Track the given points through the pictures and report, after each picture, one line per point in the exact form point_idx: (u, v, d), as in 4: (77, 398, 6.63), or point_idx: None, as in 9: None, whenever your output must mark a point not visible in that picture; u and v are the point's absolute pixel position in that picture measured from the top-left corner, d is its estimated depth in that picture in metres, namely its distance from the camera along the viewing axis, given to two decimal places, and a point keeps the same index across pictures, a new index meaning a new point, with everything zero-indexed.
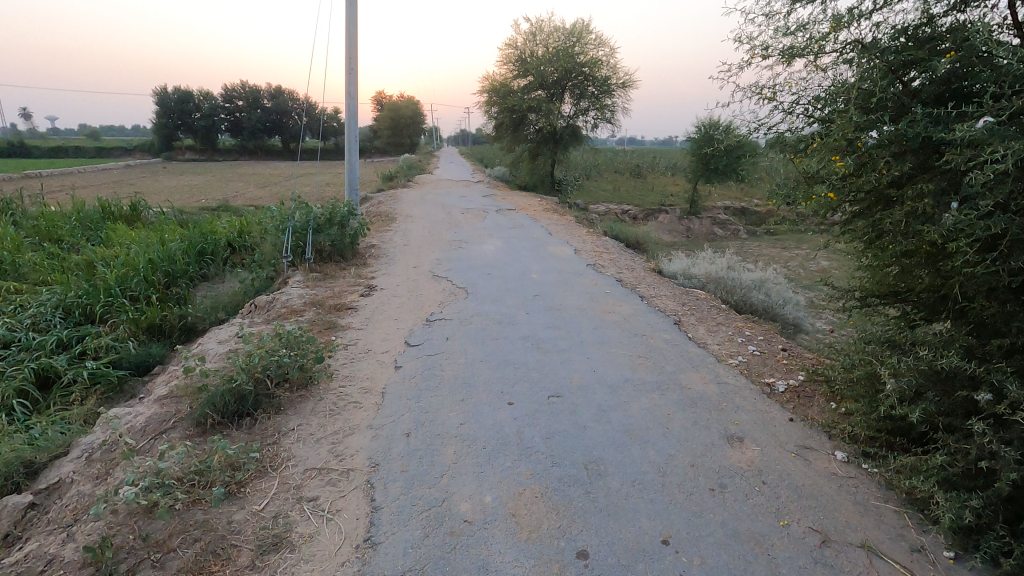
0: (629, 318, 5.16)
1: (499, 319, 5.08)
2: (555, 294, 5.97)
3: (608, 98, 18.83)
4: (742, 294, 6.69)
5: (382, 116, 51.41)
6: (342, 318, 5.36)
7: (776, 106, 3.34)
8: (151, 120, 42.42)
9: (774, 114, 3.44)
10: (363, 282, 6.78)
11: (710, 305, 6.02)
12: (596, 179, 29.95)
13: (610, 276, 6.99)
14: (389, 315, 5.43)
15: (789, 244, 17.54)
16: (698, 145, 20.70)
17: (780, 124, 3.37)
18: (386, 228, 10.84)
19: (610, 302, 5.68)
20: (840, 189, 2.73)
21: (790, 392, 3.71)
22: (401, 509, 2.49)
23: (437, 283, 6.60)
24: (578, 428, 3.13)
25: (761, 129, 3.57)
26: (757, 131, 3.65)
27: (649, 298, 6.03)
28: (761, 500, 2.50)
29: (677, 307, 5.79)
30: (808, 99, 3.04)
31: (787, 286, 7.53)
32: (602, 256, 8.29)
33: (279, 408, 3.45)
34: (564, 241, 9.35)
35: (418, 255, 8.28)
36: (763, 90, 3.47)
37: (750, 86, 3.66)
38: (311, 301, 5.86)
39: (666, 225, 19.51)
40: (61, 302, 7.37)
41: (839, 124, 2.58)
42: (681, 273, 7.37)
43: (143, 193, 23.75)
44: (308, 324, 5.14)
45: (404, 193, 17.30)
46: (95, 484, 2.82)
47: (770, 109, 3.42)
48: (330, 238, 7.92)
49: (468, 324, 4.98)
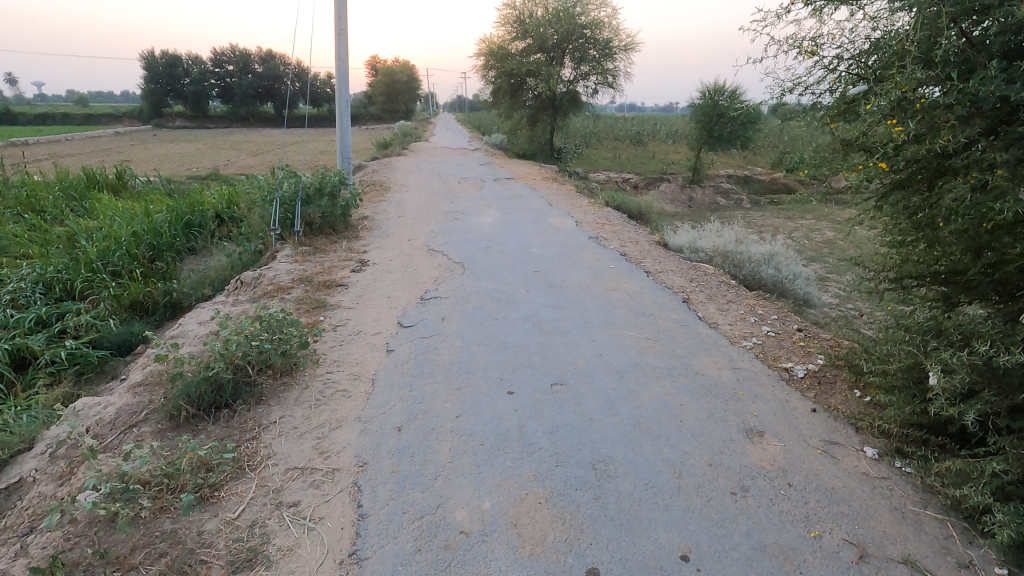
0: (636, 296, 4.89)
1: (498, 297, 4.80)
2: (556, 269, 5.67)
3: (610, 62, 18.21)
4: (752, 269, 6.42)
5: (376, 81, 50.06)
6: (333, 296, 5.07)
7: (817, 63, 2.98)
8: (140, 85, 41.45)
9: (813, 72, 3.08)
10: (354, 257, 6.48)
11: (719, 281, 5.75)
12: (596, 148, 29.29)
13: (614, 250, 6.70)
14: (381, 293, 5.14)
15: (792, 216, 17.19)
16: (701, 112, 20.13)
17: (819, 84, 3.02)
18: (379, 198, 10.49)
19: (614, 278, 5.39)
20: (892, 159, 2.43)
21: (810, 378, 3.49)
22: (391, 517, 2.25)
23: (432, 257, 6.29)
24: (584, 422, 2.88)
25: (797, 89, 3.21)
26: (792, 91, 3.28)
27: (655, 273, 5.75)
28: (788, 506, 2.26)
29: (685, 283, 5.52)
30: (856, 55, 2.70)
31: (796, 260, 7.26)
32: (605, 228, 7.98)
33: (261, 398, 3.20)
34: (565, 212, 9.02)
35: (413, 227, 7.94)
36: (801, 44, 3.09)
37: (786, 39, 3.26)
38: (300, 278, 5.55)
39: (668, 194, 19.10)
40: (40, 277, 7.05)
41: (892, 83, 2.27)
42: (686, 246, 7.10)
43: (132, 162, 23.17)
44: (296, 303, 4.85)
45: (400, 161, 16.84)
46: (57, 484, 2.58)
47: (810, 66, 3.06)
48: (320, 209, 7.53)
49: (465, 302, 4.71)
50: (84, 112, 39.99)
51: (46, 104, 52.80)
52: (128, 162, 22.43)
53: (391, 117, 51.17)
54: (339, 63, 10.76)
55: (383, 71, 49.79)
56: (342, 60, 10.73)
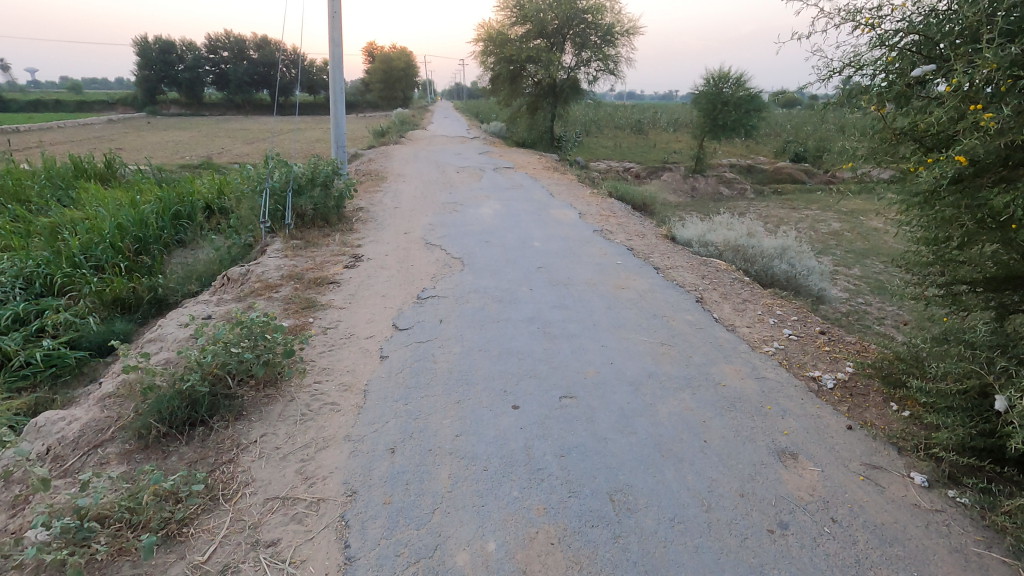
0: (646, 295, 4.59)
1: (500, 296, 4.52)
2: (561, 265, 5.37)
3: (612, 48, 17.76)
4: (764, 264, 6.17)
5: (373, 67, 49.31)
6: (323, 295, 4.77)
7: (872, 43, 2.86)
8: (134, 72, 40.80)
9: (868, 53, 2.93)
10: (348, 251, 6.17)
11: (732, 277, 5.46)
12: (596, 136, 28.85)
13: (620, 244, 6.40)
14: (375, 291, 4.85)
15: (797, 206, 16.89)
16: (705, 99, 19.71)
17: (873, 67, 2.89)
18: (375, 188, 10.14)
19: (623, 275, 5.10)
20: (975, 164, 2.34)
21: (841, 388, 3.21)
22: (383, 560, 1.97)
23: (430, 252, 5.99)
24: (598, 442, 2.60)
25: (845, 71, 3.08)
26: (835, 75, 3.15)
27: (665, 270, 5.46)
28: (834, 548, 1.99)
29: (697, 280, 5.23)
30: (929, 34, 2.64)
31: (809, 253, 6.96)
32: (609, 220, 7.68)
33: (241, 413, 2.91)
34: (567, 203, 8.71)
35: (410, 219, 7.63)
36: (857, 19, 2.93)
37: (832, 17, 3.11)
38: (289, 274, 5.25)
39: (671, 183, 18.75)
40: (19, 272, 6.73)
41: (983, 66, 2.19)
42: (695, 240, 6.79)
43: (124, 150, 22.70)
44: (284, 303, 4.55)
45: (397, 150, 16.45)
46: (7, 516, 2.29)
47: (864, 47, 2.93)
48: (312, 201, 7.18)
49: (465, 302, 4.41)
50: (76, 99, 39.38)
51: (38, 91, 51.96)
52: (120, 151, 21.95)
53: (388, 105, 50.50)
54: (333, 48, 10.36)
55: (380, 57, 49.03)
56: (336, 45, 10.32)
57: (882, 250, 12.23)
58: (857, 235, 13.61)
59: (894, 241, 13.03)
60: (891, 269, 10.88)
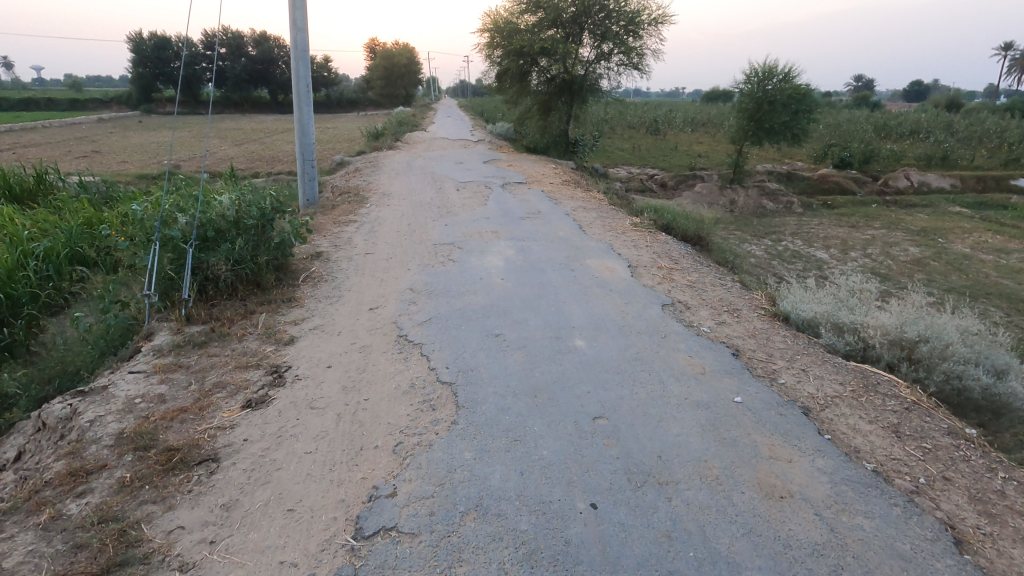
0: (845, 532, 2.15)
1: (534, 540, 2.09)
2: (636, 411, 2.94)
3: (635, 39, 15.27)
4: (948, 371, 3.80)
5: (374, 64, 47.01)
6: (165, 511, 2.33)
7: None
8: (129, 68, 38.76)
9: None
10: (266, 354, 3.75)
11: (942, 426, 3.02)
12: (613, 137, 26.51)
13: (713, 339, 3.95)
14: (279, 498, 2.41)
15: (857, 224, 14.42)
16: (747, 98, 17.24)
17: None
18: (347, 217, 7.76)
19: (763, 448, 2.65)
20: None
21: None
22: None
23: (402, 364, 3.55)
24: None
25: None
26: None
27: (823, 416, 3.01)
28: None
29: (895, 446, 2.78)
30: None
31: (992, 337, 4.48)
32: (674, 279, 5.28)
33: None
34: (605, 245, 6.32)
35: (383, 279, 5.21)
36: None
37: None
38: (134, 432, 2.83)
39: (705, 195, 16.29)
40: None
41: None
42: (822, 322, 4.34)
43: (95, 154, 20.44)
44: (68, 550, 2.13)
45: (390, 157, 14.10)
46: None
47: None
48: (231, 256, 4.70)
49: (454, 569, 1.98)
50: (69, 97, 37.31)
51: (39, 88, 50.23)
52: (90, 156, 19.73)
53: (391, 103, 48.26)
54: (295, 33, 7.89)
55: (381, 54, 46.87)
56: (299, 29, 7.87)
57: (989, 288, 9.72)
58: (948, 265, 11.10)
59: (998, 275, 10.53)
60: (1017, 318, 8.38)
